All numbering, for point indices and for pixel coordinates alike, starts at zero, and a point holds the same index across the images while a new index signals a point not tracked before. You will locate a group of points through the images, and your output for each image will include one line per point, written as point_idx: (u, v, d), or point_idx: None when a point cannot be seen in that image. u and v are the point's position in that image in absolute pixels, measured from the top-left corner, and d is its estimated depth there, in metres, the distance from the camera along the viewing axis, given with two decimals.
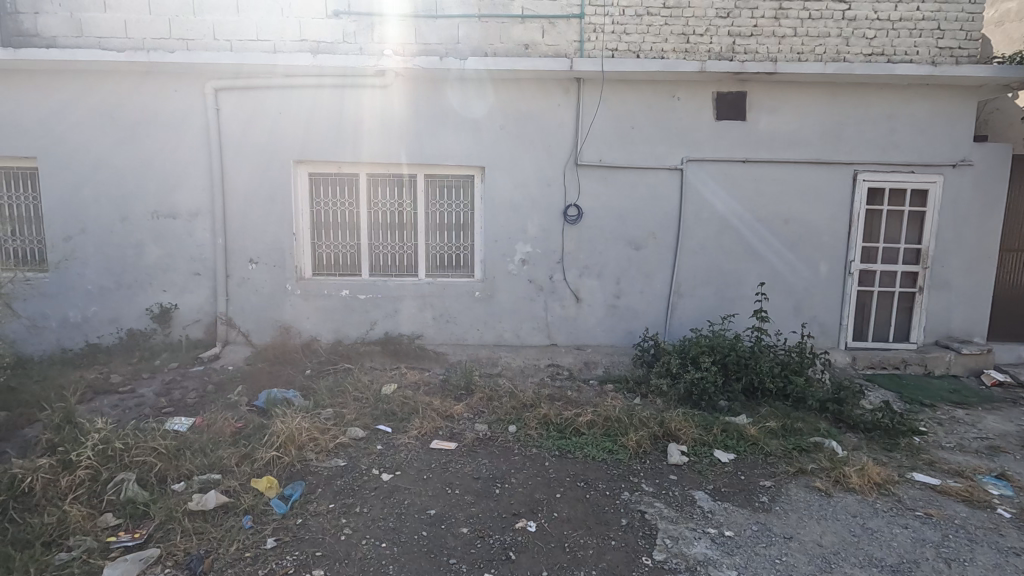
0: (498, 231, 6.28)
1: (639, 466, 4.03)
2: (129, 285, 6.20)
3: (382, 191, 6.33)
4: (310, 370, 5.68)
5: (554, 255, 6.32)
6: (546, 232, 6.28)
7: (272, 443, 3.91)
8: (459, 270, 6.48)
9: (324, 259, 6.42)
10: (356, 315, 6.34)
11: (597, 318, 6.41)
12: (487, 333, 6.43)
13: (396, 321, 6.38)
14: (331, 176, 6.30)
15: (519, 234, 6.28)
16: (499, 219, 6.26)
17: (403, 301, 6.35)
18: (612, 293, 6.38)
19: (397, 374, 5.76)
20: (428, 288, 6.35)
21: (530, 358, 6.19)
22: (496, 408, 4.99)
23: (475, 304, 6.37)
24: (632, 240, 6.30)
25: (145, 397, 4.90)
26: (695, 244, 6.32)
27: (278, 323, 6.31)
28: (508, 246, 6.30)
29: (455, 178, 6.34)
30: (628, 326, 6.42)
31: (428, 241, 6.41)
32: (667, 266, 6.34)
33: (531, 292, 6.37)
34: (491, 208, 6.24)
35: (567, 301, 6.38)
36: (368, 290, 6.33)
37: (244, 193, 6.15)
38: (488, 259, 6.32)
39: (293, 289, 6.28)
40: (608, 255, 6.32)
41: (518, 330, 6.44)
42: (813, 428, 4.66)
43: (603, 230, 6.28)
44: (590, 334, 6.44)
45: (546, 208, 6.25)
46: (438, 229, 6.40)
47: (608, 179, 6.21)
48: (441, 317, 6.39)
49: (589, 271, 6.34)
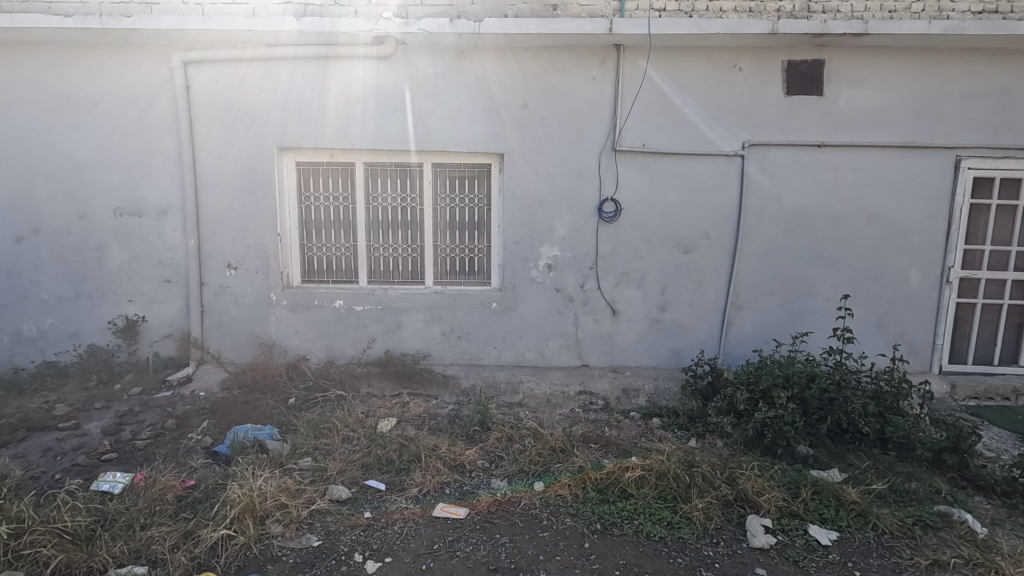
0: (519, 231, 5.26)
1: (711, 554, 3.01)
2: (89, 294, 5.32)
3: (382, 183, 5.38)
4: (294, 399, 4.75)
5: (587, 259, 5.28)
6: (577, 232, 5.25)
7: (222, 516, 2.97)
8: (472, 277, 5.50)
9: (316, 264, 5.49)
10: (352, 330, 5.39)
11: (637, 335, 5.37)
12: (506, 353, 5.43)
13: (398, 337, 5.41)
14: (321, 166, 5.35)
15: (545, 234, 5.26)
16: (521, 217, 5.24)
17: (406, 314, 5.37)
18: (655, 306, 5.33)
19: (399, 404, 4.81)
20: (436, 299, 5.36)
21: (557, 383, 5.17)
22: (516, 454, 4.01)
23: (491, 318, 5.37)
24: (681, 241, 5.24)
25: (89, 437, 4.01)
26: (757, 247, 5.23)
27: (261, 339, 5.37)
28: (530, 248, 5.28)
29: (468, 168, 5.34)
30: (674, 345, 5.37)
31: (436, 243, 5.45)
32: (723, 273, 5.27)
33: (558, 303, 5.35)
34: (510, 204, 5.22)
35: (601, 314, 5.35)
36: (366, 301, 5.36)
37: (218, 186, 5.20)
38: (507, 264, 5.30)
39: (278, 299, 5.34)
40: (650, 260, 5.27)
41: (543, 349, 5.42)
42: (931, 490, 3.59)
43: (645, 230, 5.22)
44: (628, 355, 5.40)
45: (576, 204, 5.22)
46: (449, 228, 5.42)
47: (652, 168, 5.14)
48: (451, 333, 5.40)
49: (628, 278, 5.30)
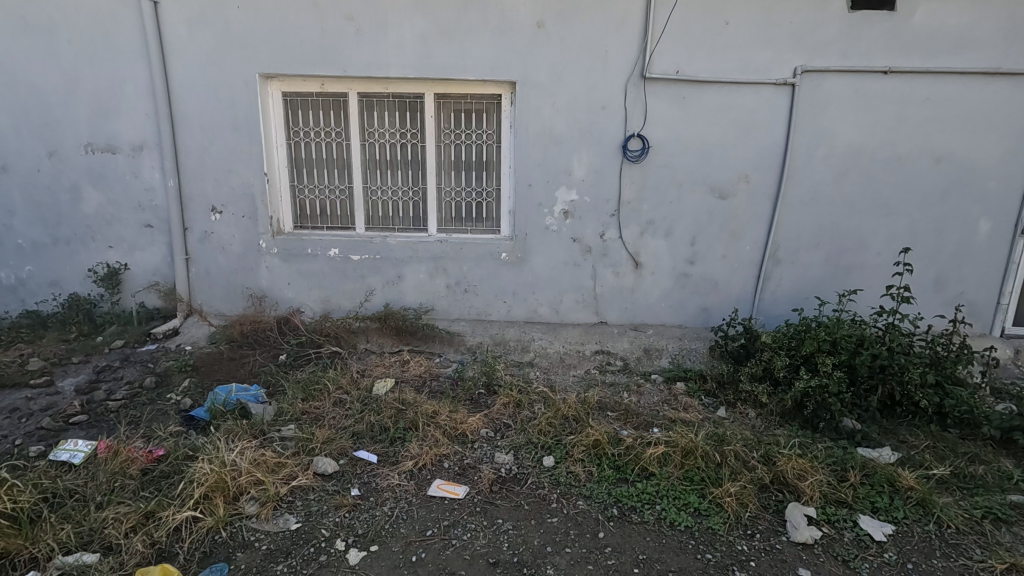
0: (533, 172, 4.67)
1: (746, 550, 2.59)
2: (67, 240, 4.92)
3: (379, 118, 4.80)
4: (285, 356, 4.37)
5: (608, 205, 4.70)
6: (597, 174, 4.65)
7: (188, 496, 2.64)
8: (480, 224, 4.99)
9: (309, 208, 5.01)
10: (349, 281, 4.95)
11: (662, 290, 4.86)
12: (516, 308, 4.97)
13: (399, 290, 4.96)
14: (311, 97, 4.76)
15: (561, 176, 4.67)
16: (534, 156, 4.64)
17: (407, 265, 4.90)
18: (683, 258, 4.78)
19: (398, 362, 4.42)
20: (440, 248, 4.87)
21: (572, 342, 4.72)
22: (524, 422, 3.61)
23: (500, 270, 4.88)
24: (715, 185, 4.61)
25: (61, 396, 3.70)
26: (803, 193, 4.59)
27: (252, 291, 4.97)
28: (545, 193, 4.71)
29: (475, 100, 4.72)
30: (702, 302, 4.86)
31: (440, 186, 4.91)
32: (762, 223, 4.67)
33: (575, 254, 4.82)
34: (523, 141, 4.61)
35: (622, 267, 4.82)
36: (362, 250, 4.88)
37: (196, 120, 4.65)
38: (518, 211, 4.75)
39: (267, 246, 4.89)
40: (680, 206, 4.67)
41: (557, 304, 4.94)
42: (1000, 475, 3.12)
43: (676, 172, 4.60)
44: (651, 311, 4.91)
45: (597, 142, 4.59)
46: (454, 169, 4.87)
47: (686, 100, 4.46)
48: (456, 286, 4.94)
49: (654, 228, 4.73)
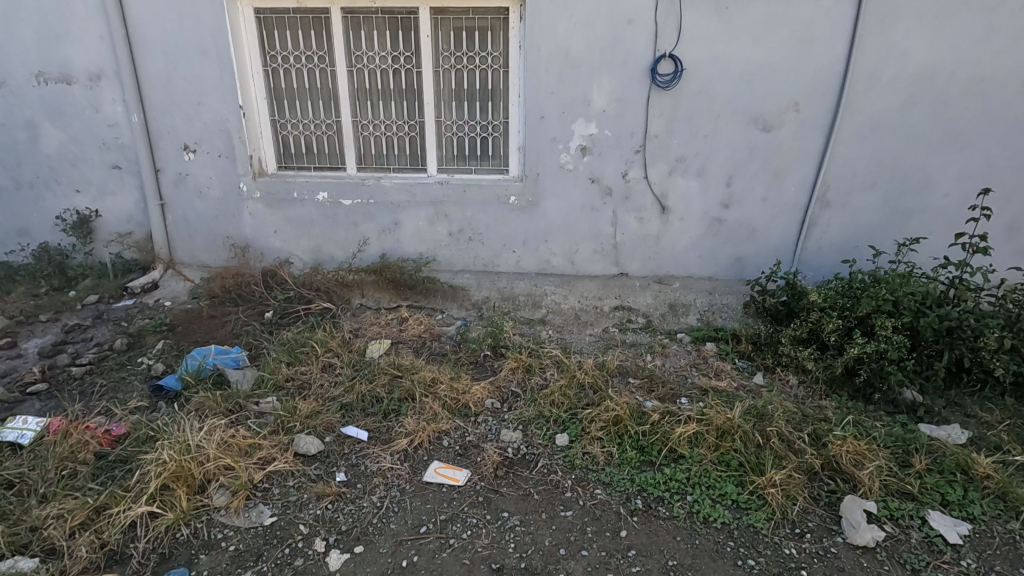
0: (546, 102, 4.03)
1: (795, 555, 2.20)
2: (29, 183, 4.44)
3: (367, 38, 4.13)
4: (270, 313, 3.96)
5: (632, 140, 4.08)
6: (620, 104, 4.00)
7: (145, 488, 2.29)
8: (485, 163, 4.41)
9: (293, 146, 4.45)
10: (341, 229, 4.46)
11: (691, 238, 4.31)
12: (527, 258, 4.46)
13: (396, 238, 4.46)
14: (287, 15, 4.08)
15: (579, 106, 4.03)
16: (548, 82, 3.98)
17: (405, 210, 4.38)
18: (717, 202, 4.20)
19: (396, 321, 4.01)
20: (440, 192, 4.32)
21: (588, 297, 4.25)
22: (533, 392, 3.20)
23: (509, 216, 4.34)
24: (759, 116, 3.95)
25: (23, 361, 3.34)
26: (863, 124, 3.92)
27: (235, 240, 4.51)
28: (559, 126, 4.09)
29: (478, 15, 4.01)
30: (736, 251, 4.32)
31: (440, 118, 4.31)
32: (811, 160, 4.04)
33: (593, 198, 4.25)
34: (534, 64, 3.95)
35: (646, 212, 4.26)
36: (354, 194, 4.36)
37: (157, 43, 4.02)
38: (529, 148, 4.16)
39: (249, 190, 4.38)
40: (716, 141, 4.04)
41: (572, 254, 4.43)
42: None
43: (713, 100, 3.94)
44: (678, 262, 4.38)
45: (622, 64, 3.91)
46: (455, 99, 4.25)
47: (729, 11, 3.73)
48: (460, 233, 4.42)
49: (685, 166, 4.12)
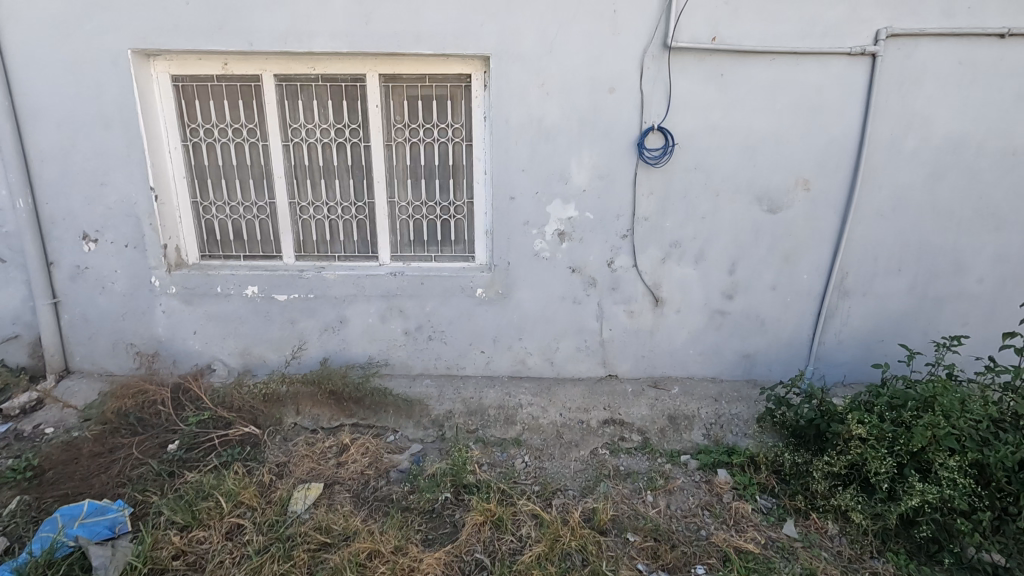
0: (517, 180, 3.44)
1: None
2: None
3: (306, 108, 3.54)
4: (176, 445, 3.16)
5: (618, 222, 3.49)
6: (604, 181, 3.43)
7: None
8: (447, 248, 3.76)
9: (219, 231, 3.76)
10: (274, 328, 3.73)
11: (690, 334, 3.67)
12: (499, 359, 3.76)
13: (342, 337, 3.74)
14: (210, 83, 3.48)
15: (555, 184, 3.44)
16: (519, 158, 3.40)
17: (352, 305, 3.68)
18: (719, 291, 3.60)
19: (336, 449, 3.25)
20: (394, 284, 3.64)
21: (572, 408, 3.52)
22: (504, 565, 2.45)
23: (476, 311, 3.67)
24: (763, 194, 3.42)
25: None
26: (882, 202, 3.40)
27: (146, 343, 3.73)
28: (533, 207, 3.48)
29: (436, 82, 3.47)
30: (743, 346, 3.69)
31: (394, 198, 3.69)
32: (825, 243, 3.48)
33: (575, 288, 3.61)
34: (502, 138, 3.37)
35: (637, 304, 3.63)
36: (290, 288, 3.65)
37: (49, 115, 3.35)
38: (498, 233, 3.53)
39: (163, 285, 3.65)
40: (716, 223, 3.48)
41: (552, 354, 3.74)
42: None
43: (710, 176, 3.39)
44: (676, 361, 3.72)
45: (604, 137, 3.36)
46: (411, 177, 3.65)
47: (725, 77, 3.24)
48: (418, 331, 3.72)
49: (680, 251, 3.53)
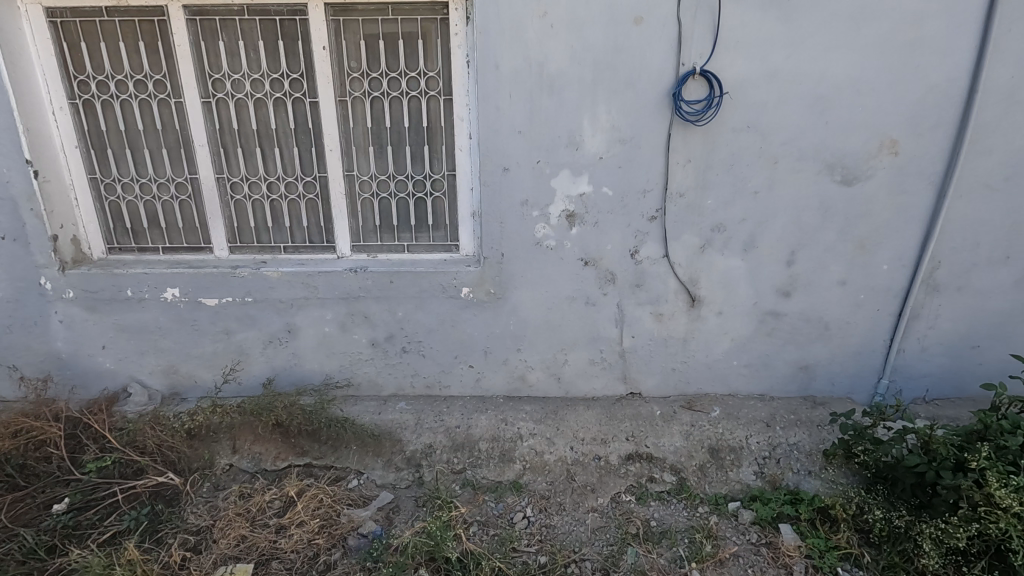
0: (512, 147, 2.60)
1: None
2: None
3: (232, 52, 2.67)
4: (63, 505, 2.38)
5: (645, 200, 2.67)
6: (626, 147, 2.59)
7: None
8: (424, 235, 2.94)
9: (129, 216, 2.92)
10: (205, 341, 2.92)
11: (733, 341, 2.90)
12: (492, 376, 2.98)
13: (291, 351, 2.94)
14: (99, 19, 2.62)
15: (562, 152, 2.61)
16: (514, 117, 2.56)
17: (302, 311, 2.87)
18: (772, 288, 2.81)
19: (279, 505, 2.51)
20: (355, 283, 2.83)
21: (586, 440, 2.74)
22: None
23: (462, 316, 2.87)
24: (835, 161, 2.60)
25: None
26: (992, 170, 2.58)
27: (43, 361, 2.93)
28: (533, 182, 2.65)
29: (402, 16, 2.62)
30: (800, 355, 2.92)
31: (352, 171, 2.85)
32: (913, 224, 2.68)
33: (588, 286, 2.81)
34: (491, 90, 2.53)
35: (667, 305, 2.84)
36: (221, 289, 2.84)
37: None
38: (488, 216, 2.71)
39: (57, 288, 2.82)
40: (772, 200, 2.66)
41: (558, 368, 2.95)
42: None
43: (767, 138, 2.57)
44: (715, 374, 2.95)
45: (628, 87, 2.51)
46: (375, 144, 2.81)
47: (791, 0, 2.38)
48: (389, 343, 2.92)
49: (725, 237, 2.72)
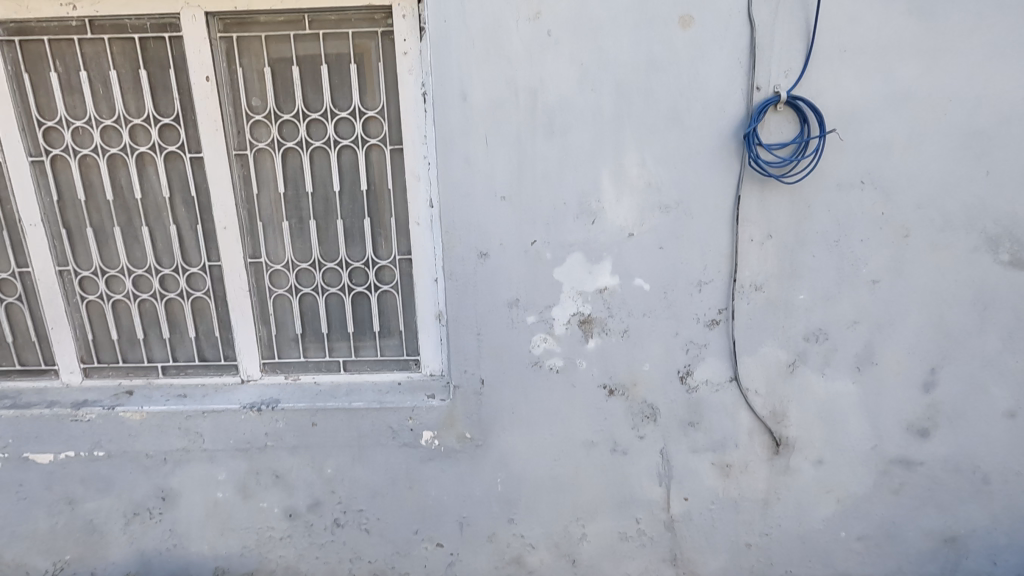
0: (492, 222, 1.67)
1: None
2: None
3: (71, 88, 1.78)
4: None
5: (701, 297, 1.71)
6: (671, 217, 1.66)
7: None
8: (367, 347, 1.99)
9: None
10: (36, 516, 1.93)
11: (840, 503, 1.88)
12: (471, 559, 1.96)
13: (167, 529, 1.94)
14: None
15: (571, 225, 1.67)
16: (495, 174, 1.63)
17: (181, 469, 1.89)
18: (900, 424, 1.81)
19: None
20: (259, 427, 1.85)
21: None
22: None
23: (423, 473, 1.88)
24: (999, 232, 1.65)
25: None
26: None
27: None
28: (527, 273, 1.70)
29: (327, 30, 1.76)
30: (943, 524, 1.90)
31: (258, 257, 1.92)
32: None
33: (615, 426, 1.83)
34: (457, 135, 1.61)
35: (736, 451, 1.84)
36: (58, 440, 1.86)
37: None
38: (459, 324, 1.76)
39: None
40: (902, 293, 1.70)
41: (573, 547, 1.94)
42: None
43: (894, 199, 1.63)
44: (812, 552, 1.93)
45: (672, 124, 1.59)
46: (292, 218, 1.89)
47: None
48: (314, 513, 1.92)
49: (826, 349, 1.75)
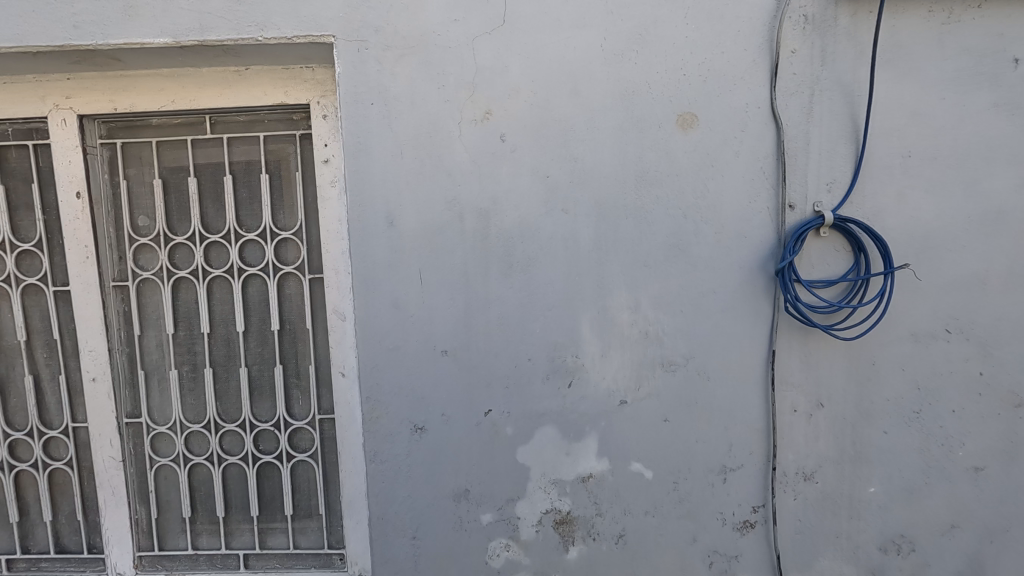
0: (430, 385, 1.21)
1: None
2: None
3: None
4: None
5: (726, 490, 1.21)
6: (679, 379, 1.19)
7: None
8: (277, 535, 1.49)
9: None
10: None
11: None
12: None
13: None
14: None
15: (538, 389, 1.20)
16: (433, 322, 1.19)
17: None
18: None
19: None
20: None
21: None
22: None
23: None
24: None
25: None
26: None
27: None
28: (479, 454, 1.22)
29: (233, 134, 1.40)
30: None
31: (137, 416, 1.46)
32: None
33: None
34: (381, 271, 1.18)
35: None
36: None
37: None
38: (384, 526, 1.24)
39: None
40: (1018, 486, 1.18)
41: None
42: None
43: (996, 354, 1.15)
44: None
45: (674, 255, 1.16)
46: (183, 365, 1.46)
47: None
48: None
49: (912, 566, 1.21)
